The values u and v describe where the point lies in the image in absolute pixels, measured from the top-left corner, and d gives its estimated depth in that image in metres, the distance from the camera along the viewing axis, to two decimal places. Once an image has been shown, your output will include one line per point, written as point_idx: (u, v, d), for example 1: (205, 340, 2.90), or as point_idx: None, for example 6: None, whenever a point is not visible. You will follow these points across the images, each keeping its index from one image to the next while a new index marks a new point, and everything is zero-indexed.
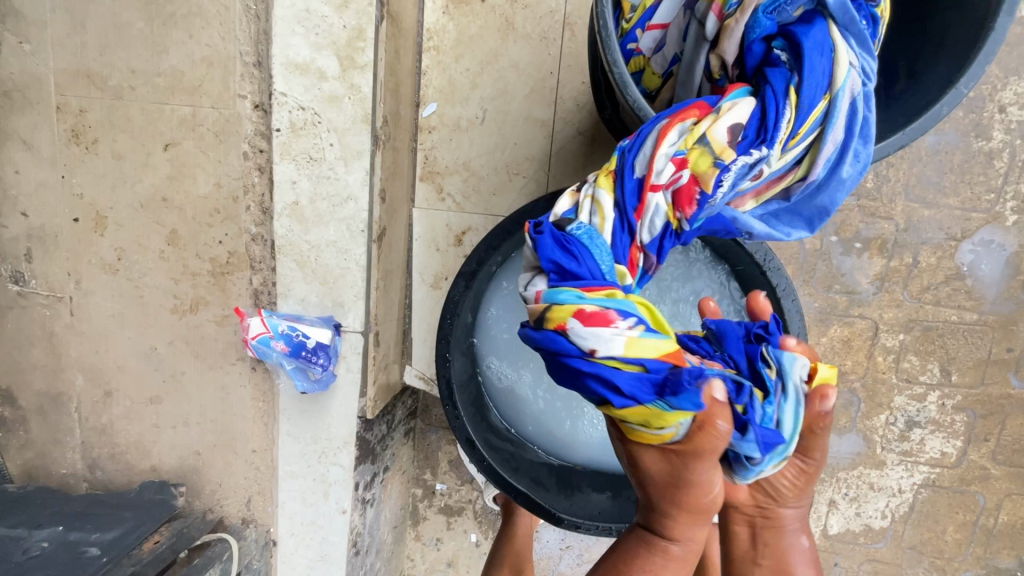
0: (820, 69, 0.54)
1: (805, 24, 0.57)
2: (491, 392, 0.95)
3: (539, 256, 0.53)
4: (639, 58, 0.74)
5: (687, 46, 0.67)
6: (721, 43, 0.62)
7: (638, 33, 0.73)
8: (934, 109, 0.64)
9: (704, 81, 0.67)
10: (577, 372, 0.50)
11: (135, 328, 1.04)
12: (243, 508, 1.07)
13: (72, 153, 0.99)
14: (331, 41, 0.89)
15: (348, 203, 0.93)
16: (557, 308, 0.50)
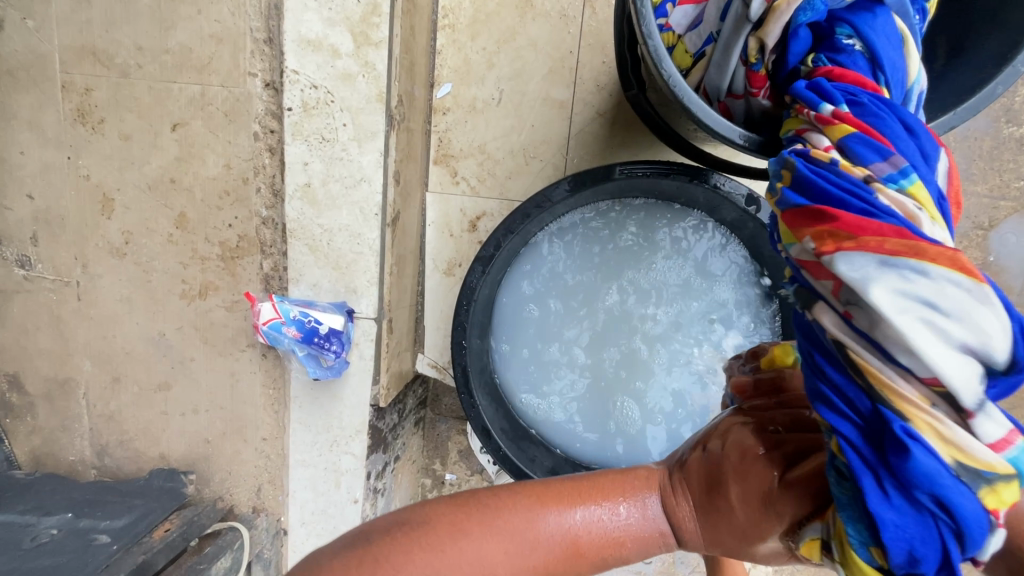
0: (899, 67, 0.54)
1: (864, 12, 0.56)
2: (508, 389, 0.91)
3: (1010, 370, 0.35)
4: (669, 34, 0.67)
5: (726, 26, 0.61)
6: (766, 26, 0.57)
7: (668, 8, 0.66)
8: (989, 87, 0.62)
9: (740, 65, 0.61)
10: (937, 549, 0.33)
11: (143, 313, 1.02)
12: (253, 496, 1.06)
13: (78, 134, 0.97)
14: (345, 17, 0.85)
15: (361, 185, 0.90)
16: (1009, 484, 0.34)
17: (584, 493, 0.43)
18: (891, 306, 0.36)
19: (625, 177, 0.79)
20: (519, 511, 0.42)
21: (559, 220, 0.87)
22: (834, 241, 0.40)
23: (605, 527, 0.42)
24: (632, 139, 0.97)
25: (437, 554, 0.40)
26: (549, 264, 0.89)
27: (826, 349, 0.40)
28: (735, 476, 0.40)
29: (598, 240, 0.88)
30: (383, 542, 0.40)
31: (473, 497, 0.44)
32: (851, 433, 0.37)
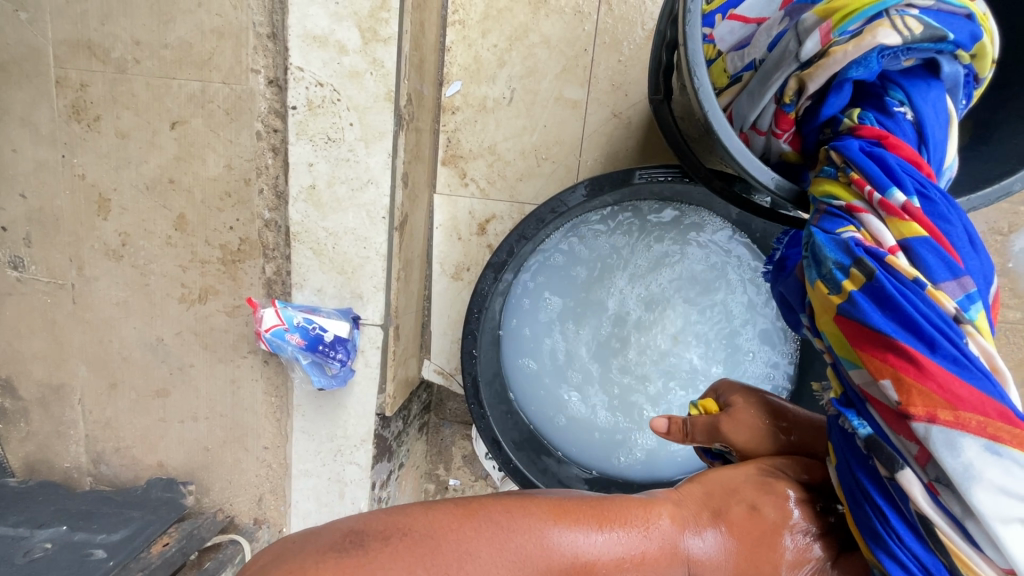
0: (942, 147, 0.57)
1: (920, 80, 0.58)
2: (525, 403, 0.90)
3: None
4: (710, 46, 0.70)
5: (772, 57, 0.62)
6: (810, 70, 0.58)
7: (717, 19, 0.69)
8: (1007, 181, 0.60)
9: (772, 101, 0.63)
10: None
11: (141, 318, 0.99)
12: (254, 507, 1.03)
13: (74, 132, 0.93)
14: (353, 11, 0.82)
15: (369, 187, 0.87)
16: None
17: (601, 520, 0.41)
18: (996, 511, 0.40)
19: (645, 182, 0.75)
20: (530, 532, 0.39)
21: (573, 224, 0.83)
22: (929, 405, 0.43)
23: (630, 555, 0.41)
24: (647, 143, 0.94)
25: (443, 572, 0.35)
26: (562, 270, 0.86)
27: (908, 516, 0.43)
28: (785, 548, 0.44)
29: (613, 247, 0.84)
30: (385, 549, 0.35)
31: (486, 510, 0.40)
32: None
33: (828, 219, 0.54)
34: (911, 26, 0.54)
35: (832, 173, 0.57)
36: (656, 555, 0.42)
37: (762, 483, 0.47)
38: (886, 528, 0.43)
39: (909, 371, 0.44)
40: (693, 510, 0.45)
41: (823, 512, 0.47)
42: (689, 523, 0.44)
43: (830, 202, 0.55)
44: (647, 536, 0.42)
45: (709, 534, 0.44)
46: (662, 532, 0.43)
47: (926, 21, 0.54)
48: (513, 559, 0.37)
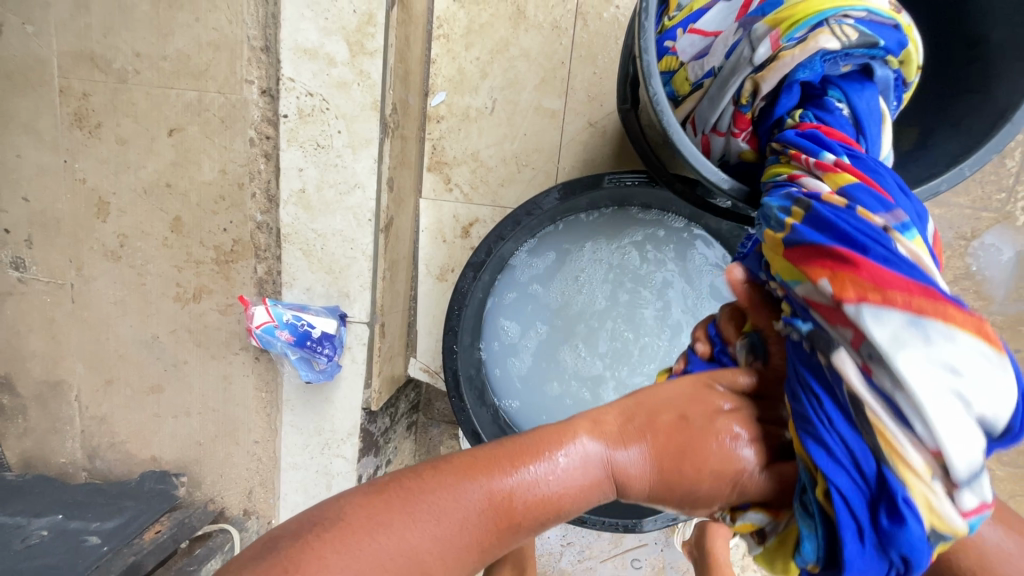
0: (878, 141, 0.62)
1: (856, 82, 0.64)
2: (509, 401, 0.92)
3: (998, 437, 0.40)
4: (672, 57, 0.74)
5: (729, 63, 0.67)
6: (764, 73, 0.63)
7: (678, 33, 0.73)
8: (933, 183, 0.62)
9: (730, 103, 0.68)
10: None
11: (137, 316, 1.03)
12: (244, 499, 1.06)
13: (75, 138, 0.98)
14: (341, 26, 0.86)
15: (355, 191, 0.91)
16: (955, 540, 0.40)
17: (512, 460, 0.44)
18: (921, 379, 0.39)
19: (614, 186, 0.80)
20: (443, 490, 0.42)
21: (544, 232, 0.88)
22: (859, 291, 0.43)
23: (546, 488, 0.44)
24: (621, 150, 0.99)
25: (361, 543, 0.39)
26: (542, 273, 0.90)
27: (841, 403, 0.43)
28: (711, 451, 0.44)
29: (588, 251, 0.89)
30: (302, 541, 0.39)
31: (390, 488, 0.43)
32: (854, 483, 0.41)
33: (773, 189, 0.58)
34: (848, 33, 0.59)
35: (775, 159, 0.63)
36: (579, 479, 0.44)
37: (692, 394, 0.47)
38: (818, 414, 0.44)
39: (843, 265, 0.45)
40: (616, 429, 0.46)
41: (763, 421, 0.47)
42: (614, 439, 0.46)
43: (775, 179, 0.60)
44: (567, 464, 0.44)
45: (631, 450, 0.45)
46: (584, 455, 0.45)
47: (861, 29, 0.59)
48: (428, 518, 0.41)
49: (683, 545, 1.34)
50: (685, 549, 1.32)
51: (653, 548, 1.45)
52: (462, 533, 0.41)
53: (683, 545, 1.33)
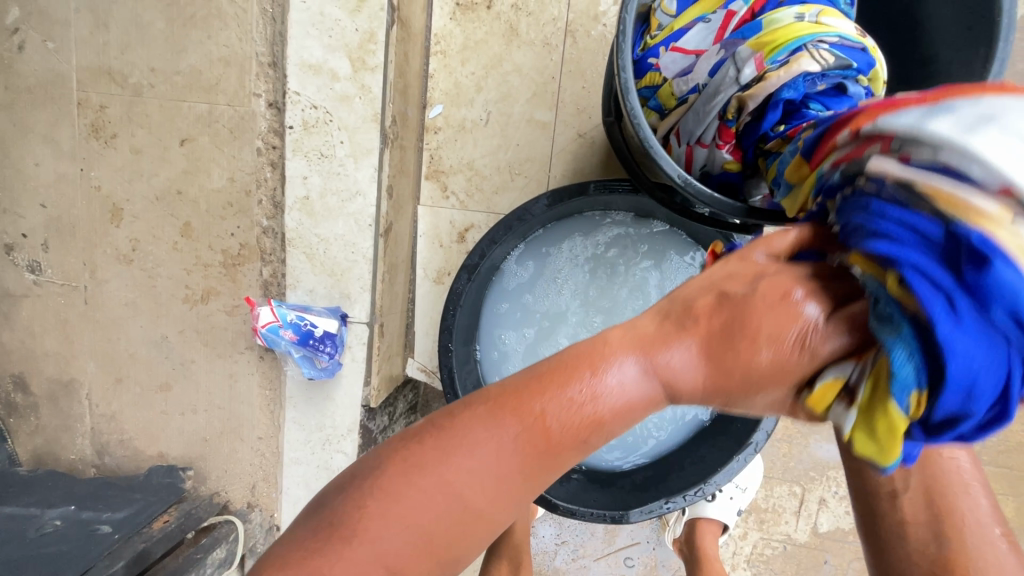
0: None
1: (833, 99, 0.67)
2: None
3: None
4: (656, 73, 0.79)
5: (714, 81, 0.73)
6: (749, 92, 0.68)
7: (661, 51, 0.78)
8: None
9: (716, 118, 0.74)
10: (996, 379, 0.34)
11: (147, 317, 1.08)
12: (247, 493, 1.10)
13: (91, 148, 1.03)
14: (344, 44, 0.92)
15: (357, 198, 0.96)
16: None
17: (543, 388, 0.43)
18: (958, 128, 0.36)
19: (599, 193, 0.85)
20: (473, 430, 0.43)
21: (532, 236, 0.93)
22: (874, 116, 0.45)
23: (582, 409, 0.42)
24: (609, 160, 1.04)
25: (406, 485, 0.42)
26: (533, 278, 0.95)
27: (888, 196, 0.39)
28: (760, 319, 0.39)
29: (573, 256, 0.94)
30: (358, 489, 0.43)
31: (404, 449, 0.43)
32: (927, 257, 0.35)
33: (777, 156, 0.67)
34: (824, 56, 0.65)
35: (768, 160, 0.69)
36: (621, 400, 0.42)
37: (738, 275, 0.43)
38: (874, 217, 0.39)
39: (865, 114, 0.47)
40: (650, 332, 0.43)
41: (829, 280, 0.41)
42: (657, 343, 0.42)
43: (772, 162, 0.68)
44: (591, 383, 0.42)
45: (665, 352, 0.42)
46: (624, 374, 0.42)
47: (836, 53, 0.65)
48: (462, 456, 0.42)
49: (673, 542, 1.38)
50: (676, 546, 1.36)
51: (646, 547, 1.48)
52: (490, 470, 0.42)
53: (674, 542, 1.38)
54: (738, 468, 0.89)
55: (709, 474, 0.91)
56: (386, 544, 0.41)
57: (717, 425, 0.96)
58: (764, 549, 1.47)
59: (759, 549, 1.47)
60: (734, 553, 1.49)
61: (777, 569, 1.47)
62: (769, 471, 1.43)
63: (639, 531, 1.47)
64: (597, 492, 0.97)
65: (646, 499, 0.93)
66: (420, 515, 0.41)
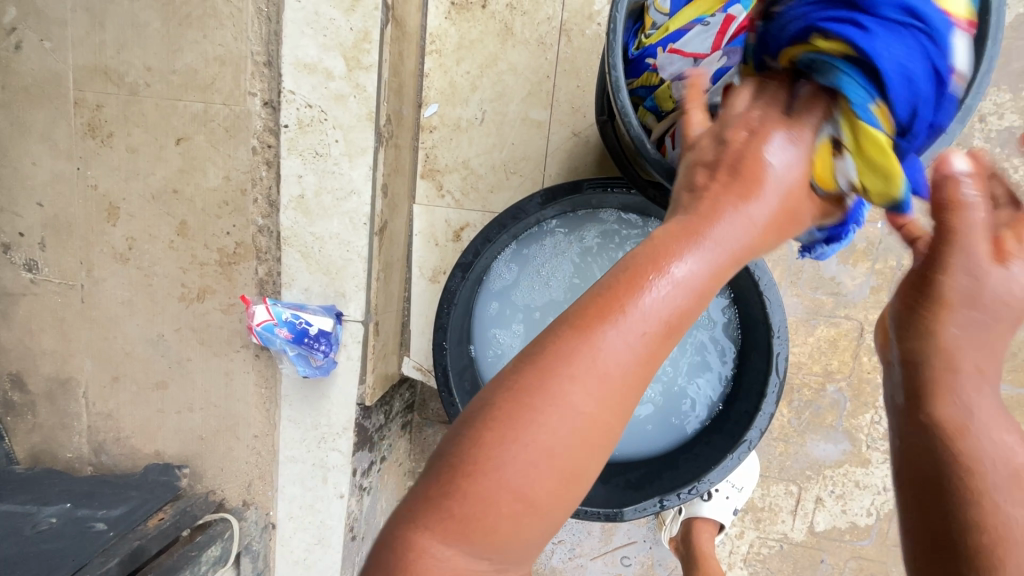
0: None
1: None
2: None
3: None
4: (653, 73, 0.79)
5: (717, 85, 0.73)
6: None
7: (657, 51, 0.79)
8: None
9: None
10: (920, 58, 0.46)
11: (143, 315, 1.08)
12: (243, 492, 1.11)
13: (88, 147, 1.04)
14: (338, 43, 0.92)
15: (351, 197, 0.97)
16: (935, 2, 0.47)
17: (632, 291, 0.43)
18: None
19: (594, 191, 0.86)
20: (576, 354, 0.41)
21: (524, 236, 0.94)
22: None
23: (684, 291, 0.43)
24: (603, 159, 1.04)
25: (530, 420, 0.40)
26: (527, 281, 0.95)
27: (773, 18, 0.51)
28: (749, 153, 0.48)
29: (562, 256, 0.93)
30: (475, 455, 0.41)
31: (480, 407, 0.43)
32: (828, 21, 0.47)
33: None
34: None
35: None
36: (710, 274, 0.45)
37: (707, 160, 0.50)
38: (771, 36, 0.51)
39: None
40: (690, 226, 0.46)
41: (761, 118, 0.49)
42: (700, 227, 0.46)
43: None
44: (660, 284, 0.43)
45: (714, 234, 0.45)
46: (695, 267, 0.44)
47: None
48: (578, 370, 0.41)
49: (669, 541, 1.38)
50: (672, 544, 1.37)
51: (642, 545, 1.48)
52: (585, 395, 0.41)
53: (670, 541, 1.38)
54: (732, 465, 0.89)
55: (703, 472, 0.91)
56: (530, 476, 0.40)
57: (712, 424, 0.96)
58: (760, 547, 1.48)
59: (754, 547, 1.48)
60: (730, 552, 1.49)
61: (772, 567, 1.48)
62: (765, 469, 1.43)
63: (636, 531, 1.46)
64: (592, 490, 0.97)
65: (641, 497, 0.94)
66: (557, 441, 0.40)
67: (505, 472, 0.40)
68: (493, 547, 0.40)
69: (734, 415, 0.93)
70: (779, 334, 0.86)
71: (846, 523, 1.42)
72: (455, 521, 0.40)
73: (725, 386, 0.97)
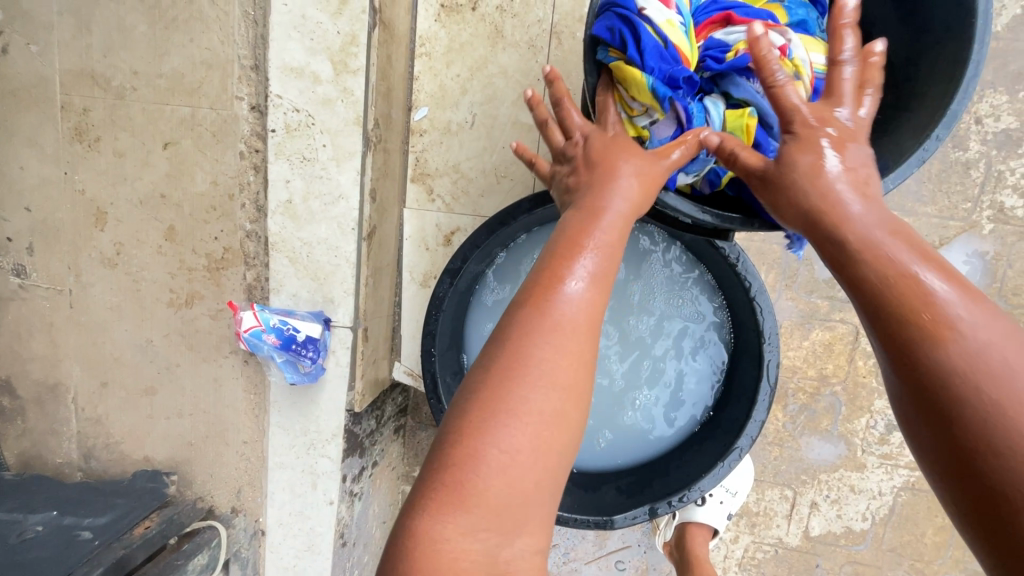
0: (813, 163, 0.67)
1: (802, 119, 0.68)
2: None
3: None
4: None
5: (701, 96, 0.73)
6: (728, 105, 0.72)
7: None
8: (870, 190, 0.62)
9: None
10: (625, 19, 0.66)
11: (132, 321, 1.08)
12: (233, 498, 1.10)
13: (76, 151, 1.03)
14: (326, 46, 0.92)
15: (340, 202, 0.96)
16: None
17: (559, 280, 0.55)
18: None
19: None
20: (526, 331, 0.53)
21: (514, 242, 0.93)
22: None
23: (600, 269, 0.57)
24: None
25: (508, 391, 0.51)
26: (516, 287, 0.94)
27: None
28: (602, 156, 0.64)
29: None
30: (467, 432, 0.50)
31: (453, 415, 0.52)
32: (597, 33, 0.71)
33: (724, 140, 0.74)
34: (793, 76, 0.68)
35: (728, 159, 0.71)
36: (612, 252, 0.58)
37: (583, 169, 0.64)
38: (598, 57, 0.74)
39: None
40: (592, 224, 0.58)
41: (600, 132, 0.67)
42: (595, 223, 0.58)
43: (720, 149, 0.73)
44: (574, 280, 0.55)
45: (608, 225, 0.59)
46: (601, 252, 0.57)
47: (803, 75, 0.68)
48: (531, 341, 0.53)
49: (663, 546, 1.38)
50: (665, 549, 1.36)
51: (637, 550, 1.47)
52: (538, 375, 0.51)
53: (664, 546, 1.37)
54: (722, 472, 0.89)
55: (694, 480, 0.90)
56: (512, 440, 0.49)
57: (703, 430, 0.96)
58: (755, 552, 1.47)
59: (749, 552, 1.47)
60: (725, 557, 1.49)
61: (768, 571, 1.47)
62: (760, 474, 1.42)
63: (630, 535, 1.46)
64: (583, 498, 0.96)
65: (630, 505, 0.93)
66: (527, 405, 0.50)
67: (492, 441, 0.49)
68: (491, 515, 0.48)
69: (724, 421, 0.92)
70: (770, 342, 0.85)
71: (841, 528, 1.41)
72: (449, 504, 0.48)
73: (717, 391, 0.96)
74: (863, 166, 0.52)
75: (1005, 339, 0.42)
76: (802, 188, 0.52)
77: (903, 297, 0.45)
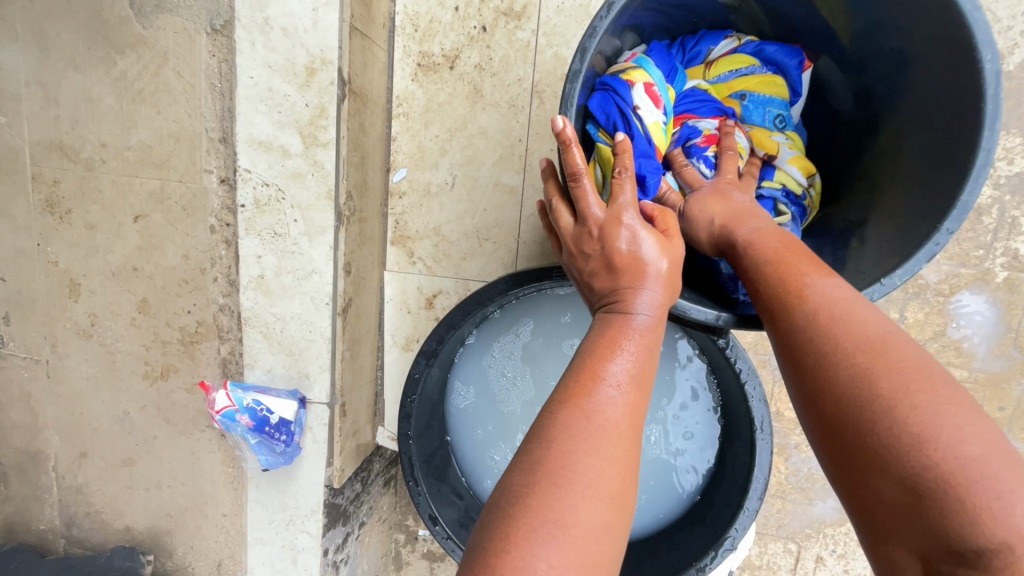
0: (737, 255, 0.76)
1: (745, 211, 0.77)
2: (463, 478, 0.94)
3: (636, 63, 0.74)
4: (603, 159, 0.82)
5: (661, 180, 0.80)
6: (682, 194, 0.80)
7: None
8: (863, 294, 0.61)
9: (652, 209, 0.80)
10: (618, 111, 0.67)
11: (108, 393, 1.05)
12: (213, 570, 1.08)
13: (47, 222, 1.00)
14: (294, 119, 0.88)
15: (313, 276, 0.93)
16: (634, 71, 0.69)
17: (597, 375, 0.50)
18: None
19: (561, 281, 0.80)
20: (571, 426, 0.47)
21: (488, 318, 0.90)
22: None
23: (634, 360, 0.52)
24: None
25: (549, 494, 0.44)
26: (493, 365, 0.92)
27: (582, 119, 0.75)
28: (618, 247, 0.57)
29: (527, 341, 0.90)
30: (508, 542, 0.42)
31: (487, 523, 0.45)
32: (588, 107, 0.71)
33: None
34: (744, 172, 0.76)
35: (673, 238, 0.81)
36: (649, 339, 0.54)
37: (603, 262, 0.58)
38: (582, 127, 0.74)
39: None
40: (623, 314, 0.55)
41: (617, 216, 0.58)
42: (623, 316, 0.54)
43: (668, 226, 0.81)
44: (612, 380, 0.50)
45: (636, 322, 0.54)
46: (642, 343, 0.53)
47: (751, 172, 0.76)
48: (576, 439, 0.46)
49: None
50: None
51: None
52: (585, 476, 0.45)
53: None
54: (712, 563, 0.84)
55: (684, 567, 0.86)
56: (561, 557, 0.42)
57: (691, 512, 0.91)
58: None
59: None
60: None
61: None
62: (762, 527, 1.37)
63: None
64: None
65: None
66: (574, 511, 0.43)
67: (534, 553, 0.41)
68: None
69: (716, 505, 0.87)
70: (762, 430, 0.81)
71: None
72: None
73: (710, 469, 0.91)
74: (744, 205, 0.63)
75: (849, 301, 0.47)
76: (697, 224, 0.65)
77: (766, 278, 0.52)
